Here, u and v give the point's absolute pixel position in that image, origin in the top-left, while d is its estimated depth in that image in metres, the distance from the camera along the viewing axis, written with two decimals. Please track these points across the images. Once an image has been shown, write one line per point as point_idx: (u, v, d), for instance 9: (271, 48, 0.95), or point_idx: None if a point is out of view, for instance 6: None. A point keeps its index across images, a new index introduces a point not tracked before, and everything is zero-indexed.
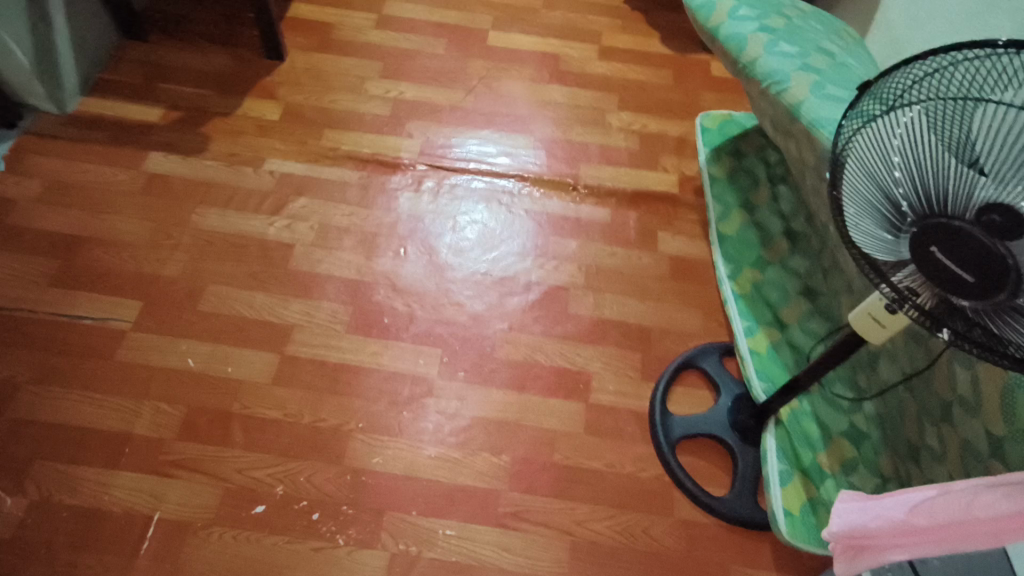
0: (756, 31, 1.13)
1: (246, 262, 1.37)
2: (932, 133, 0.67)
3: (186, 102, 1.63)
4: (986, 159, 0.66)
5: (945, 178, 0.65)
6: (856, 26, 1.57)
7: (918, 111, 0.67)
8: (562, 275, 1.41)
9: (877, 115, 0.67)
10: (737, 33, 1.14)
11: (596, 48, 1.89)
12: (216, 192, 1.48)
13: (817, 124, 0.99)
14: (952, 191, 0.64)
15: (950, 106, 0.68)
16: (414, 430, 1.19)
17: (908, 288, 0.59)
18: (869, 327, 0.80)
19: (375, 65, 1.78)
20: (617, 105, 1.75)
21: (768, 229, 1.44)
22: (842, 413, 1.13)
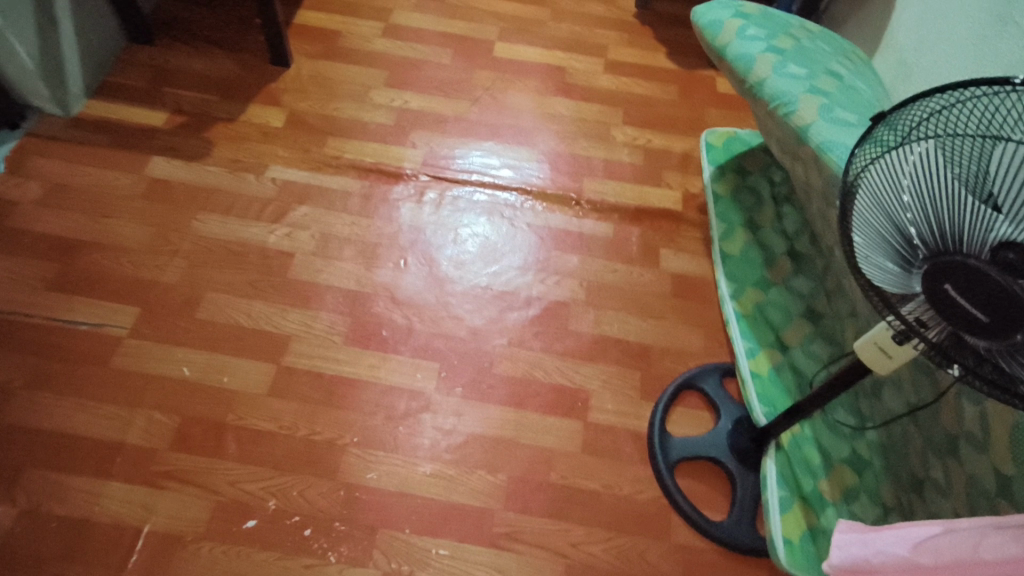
0: (764, 52, 1.12)
1: (245, 270, 1.36)
2: (946, 167, 0.66)
3: (190, 106, 1.63)
4: (1002, 197, 0.65)
5: (959, 215, 0.63)
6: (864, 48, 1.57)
7: (932, 144, 0.66)
8: (562, 291, 1.40)
9: (891, 147, 0.66)
10: (745, 52, 1.13)
11: (602, 61, 1.88)
12: (218, 198, 1.47)
13: (825, 149, 0.98)
14: (968, 228, 0.62)
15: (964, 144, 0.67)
16: (410, 445, 1.18)
17: (917, 320, 0.58)
18: (875, 356, 0.79)
19: (380, 74, 1.77)
20: (622, 119, 1.74)
21: (772, 249, 1.43)
22: (844, 439, 1.12)
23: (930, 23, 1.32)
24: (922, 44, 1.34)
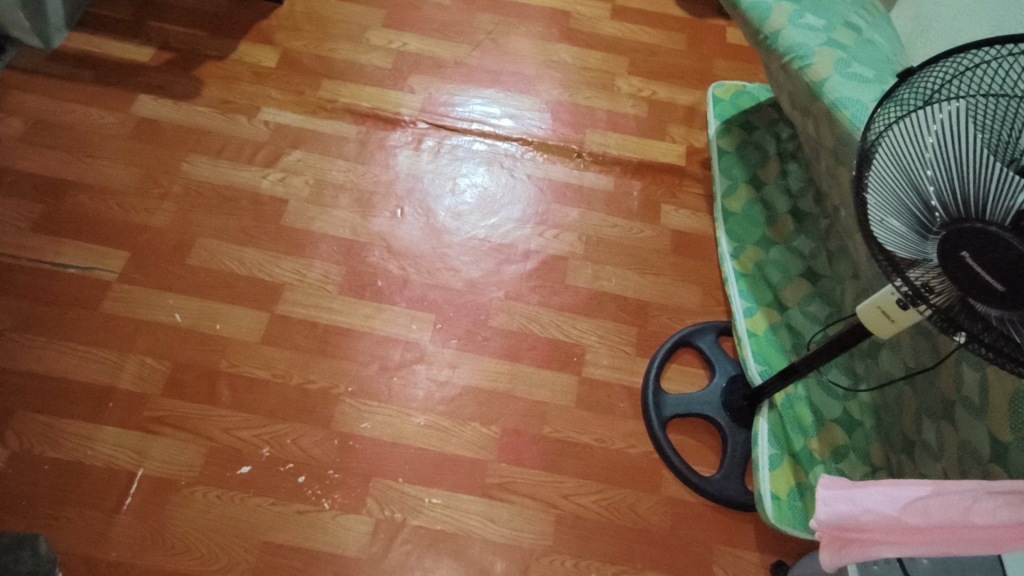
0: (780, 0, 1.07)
1: (237, 215, 1.33)
2: (973, 130, 0.62)
3: (178, 42, 1.56)
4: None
5: (983, 179, 0.60)
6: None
7: (960, 105, 0.63)
8: (561, 244, 1.38)
9: (913, 108, 0.63)
10: (760, 1, 1.07)
11: (609, 6, 1.80)
12: (209, 140, 1.42)
13: (839, 105, 0.95)
14: (992, 195, 0.60)
15: (988, 105, 0.63)
16: (404, 396, 1.17)
17: (924, 285, 0.56)
18: (877, 320, 0.80)
19: (377, 13, 1.69)
20: (627, 68, 1.68)
21: (775, 206, 1.40)
22: (836, 399, 1.12)
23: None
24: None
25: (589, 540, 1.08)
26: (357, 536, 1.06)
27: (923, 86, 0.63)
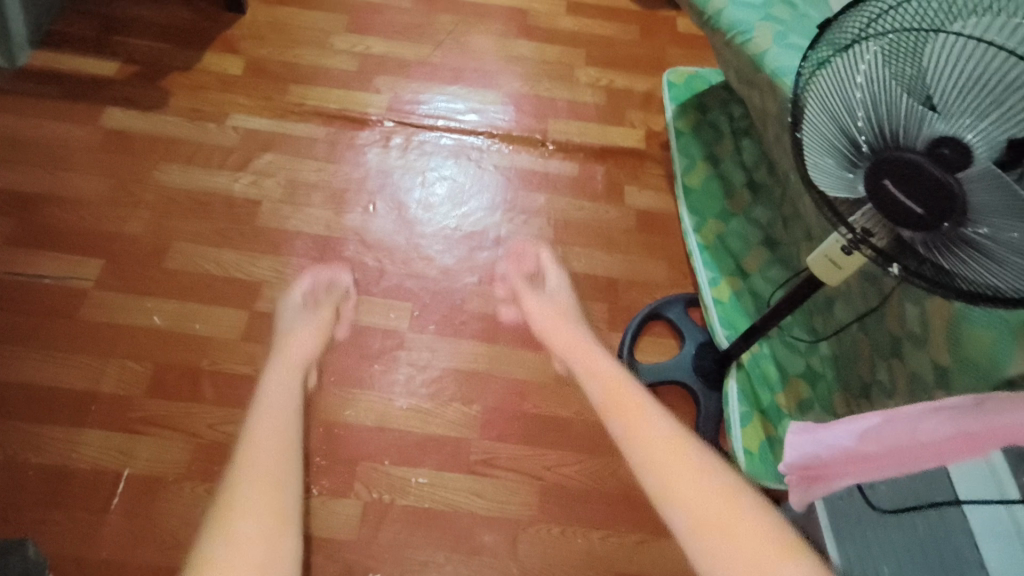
0: None
1: (211, 219, 1.35)
2: (891, 67, 0.65)
3: (142, 55, 1.57)
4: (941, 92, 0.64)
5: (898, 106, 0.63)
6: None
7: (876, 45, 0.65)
8: (530, 230, 1.42)
9: (831, 55, 0.66)
10: None
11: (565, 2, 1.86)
12: (178, 147, 1.44)
13: (780, 73, 1.00)
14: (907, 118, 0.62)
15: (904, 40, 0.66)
16: (386, 382, 1.20)
17: (864, 228, 0.62)
18: (825, 268, 0.86)
19: (339, 18, 1.73)
20: (586, 60, 1.74)
21: (732, 181, 1.46)
22: (800, 355, 1.16)
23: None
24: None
25: (573, 507, 1.12)
26: (346, 518, 1.08)
27: (839, 38, 0.67)
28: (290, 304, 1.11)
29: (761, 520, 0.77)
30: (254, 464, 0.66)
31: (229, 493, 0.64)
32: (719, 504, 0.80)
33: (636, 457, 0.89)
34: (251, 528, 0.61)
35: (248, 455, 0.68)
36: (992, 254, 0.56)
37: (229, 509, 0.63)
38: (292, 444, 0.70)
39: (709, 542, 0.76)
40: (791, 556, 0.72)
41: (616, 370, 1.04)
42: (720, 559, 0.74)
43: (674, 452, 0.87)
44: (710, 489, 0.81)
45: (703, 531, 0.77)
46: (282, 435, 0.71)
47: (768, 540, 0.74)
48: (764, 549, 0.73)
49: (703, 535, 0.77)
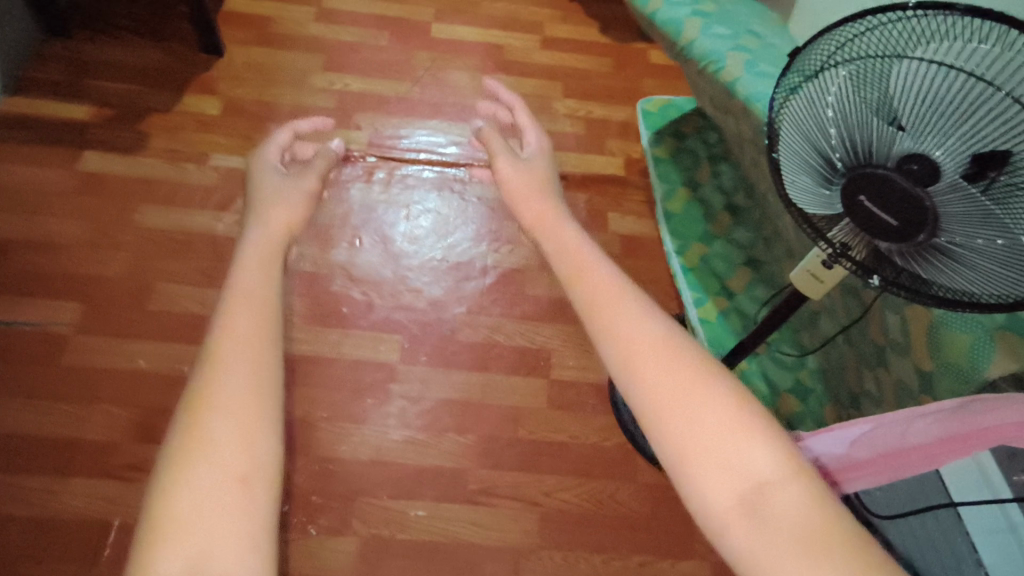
0: (691, 15, 1.19)
1: (195, 258, 1.34)
2: (859, 91, 0.67)
3: (119, 99, 1.57)
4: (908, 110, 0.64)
5: (868, 127, 0.65)
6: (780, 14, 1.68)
7: (845, 69, 0.68)
8: (516, 257, 1.44)
9: (801, 82, 0.71)
10: (674, 17, 1.19)
11: (538, 38, 1.93)
12: (158, 188, 1.44)
13: (752, 99, 1.05)
14: (876, 139, 0.65)
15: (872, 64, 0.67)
16: (380, 415, 1.19)
17: (842, 242, 0.67)
18: (808, 282, 0.89)
19: (317, 58, 1.76)
20: (561, 93, 1.79)
21: (712, 204, 1.51)
22: (788, 370, 1.18)
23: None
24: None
25: (574, 533, 1.12)
26: (345, 557, 1.06)
27: (807, 66, 0.71)
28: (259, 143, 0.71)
29: (696, 363, 0.41)
30: (231, 289, 0.44)
31: (199, 370, 0.40)
32: (683, 348, 0.43)
33: (544, 244, 0.53)
34: (225, 420, 0.38)
35: (228, 287, 0.45)
36: (964, 260, 0.59)
37: (201, 385, 0.39)
38: (275, 290, 0.46)
39: (647, 369, 0.41)
40: (759, 417, 0.40)
41: (541, 180, 0.62)
42: (681, 432, 0.39)
43: (592, 265, 0.48)
44: (644, 315, 0.44)
45: (639, 371, 0.41)
46: (261, 271, 0.47)
47: (716, 390, 0.40)
48: (755, 427, 0.39)
49: (620, 360, 0.42)
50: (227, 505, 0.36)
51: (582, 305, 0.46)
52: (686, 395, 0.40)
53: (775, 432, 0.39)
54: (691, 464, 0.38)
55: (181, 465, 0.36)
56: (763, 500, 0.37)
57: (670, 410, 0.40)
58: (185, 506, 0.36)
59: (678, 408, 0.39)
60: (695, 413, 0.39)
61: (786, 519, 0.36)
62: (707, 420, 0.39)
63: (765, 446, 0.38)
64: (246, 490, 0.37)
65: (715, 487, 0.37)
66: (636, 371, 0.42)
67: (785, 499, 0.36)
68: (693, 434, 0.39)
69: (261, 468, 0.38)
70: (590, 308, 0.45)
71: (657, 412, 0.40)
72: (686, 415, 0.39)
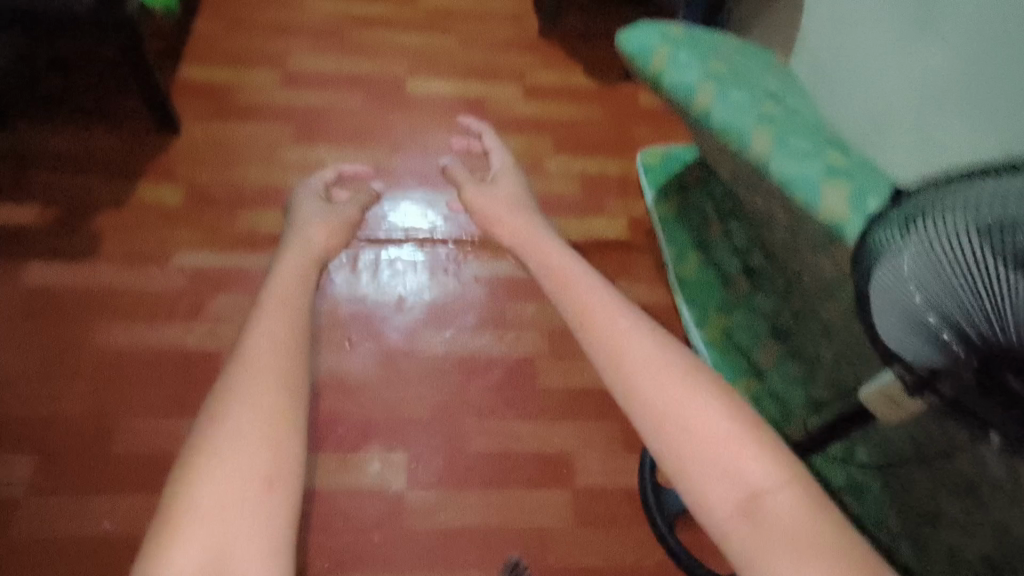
0: (702, 78, 1.10)
1: (165, 383, 1.19)
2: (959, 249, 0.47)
3: (65, 195, 1.40)
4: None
5: (971, 297, 0.46)
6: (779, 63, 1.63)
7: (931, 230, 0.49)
8: (524, 347, 1.33)
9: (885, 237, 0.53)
10: (683, 80, 1.10)
11: (520, 88, 1.81)
12: (117, 300, 1.28)
13: (790, 183, 0.93)
14: (990, 312, 0.44)
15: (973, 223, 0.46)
16: (393, 555, 1.07)
17: (925, 371, 0.52)
18: (884, 405, 0.77)
19: (284, 128, 1.62)
20: (552, 148, 1.68)
21: (725, 268, 1.39)
22: (838, 467, 1.08)
23: (841, 49, 1.28)
24: (832, 68, 1.30)
25: None
26: None
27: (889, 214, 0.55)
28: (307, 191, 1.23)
29: (690, 382, 0.54)
30: (262, 339, 0.55)
31: (232, 377, 0.51)
32: (683, 373, 0.55)
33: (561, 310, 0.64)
34: (250, 417, 0.49)
35: (252, 334, 0.55)
36: None
37: (224, 419, 0.49)
38: (306, 333, 0.58)
39: (639, 379, 0.55)
40: (751, 434, 0.51)
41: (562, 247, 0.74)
42: (672, 442, 0.52)
43: (604, 318, 0.60)
44: (642, 343, 0.57)
45: (642, 397, 0.54)
46: (292, 314, 0.58)
47: (707, 405, 0.53)
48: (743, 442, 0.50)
49: (624, 393, 0.55)
50: (248, 499, 0.46)
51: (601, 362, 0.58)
52: (690, 407, 0.53)
53: (761, 448, 0.50)
54: (691, 475, 0.50)
55: (208, 461, 0.47)
56: (761, 508, 0.47)
57: (680, 436, 0.51)
58: (204, 480, 0.46)
59: (673, 416, 0.52)
60: (703, 436, 0.51)
61: (784, 521, 0.46)
62: (703, 435, 0.51)
63: (760, 458, 0.49)
64: (274, 491, 0.47)
65: (718, 493, 0.48)
66: (633, 402, 0.55)
67: (780, 503, 0.47)
68: (694, 447, 0.51)
69: (281, 472, 0.48)
70: (613, 360, 0.57)
71: (668, 426, 0.52)
72: (687, 431, 0.51)
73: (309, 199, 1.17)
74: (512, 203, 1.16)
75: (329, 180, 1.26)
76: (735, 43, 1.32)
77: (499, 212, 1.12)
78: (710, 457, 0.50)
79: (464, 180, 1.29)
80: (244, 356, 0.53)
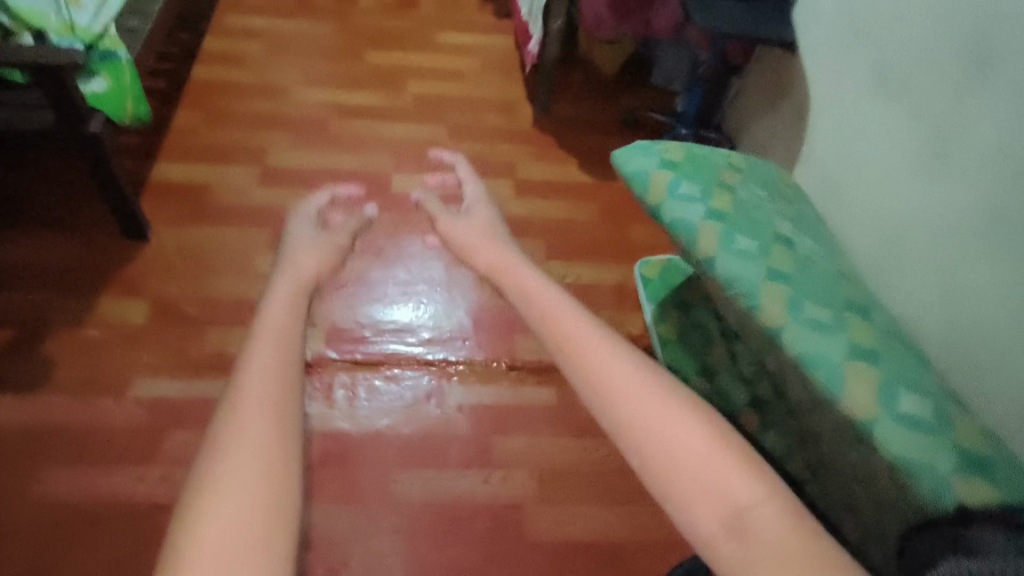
0: (704, 218, 1.04)
1: (111, 542, 1.08)
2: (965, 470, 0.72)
3: (19, 314, 1.31)
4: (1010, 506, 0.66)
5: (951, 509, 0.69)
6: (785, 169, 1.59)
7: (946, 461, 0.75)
8: (512, 489, 1.24)
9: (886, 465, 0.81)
10: (684, 218, 1.06)
11: (512, 182, 1.73)
12: (65, 440, 1.17)
13: (806, 359, 0.83)
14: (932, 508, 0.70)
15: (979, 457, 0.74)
16: None
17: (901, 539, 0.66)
18: None
19: (261, 232, 1.53)
20: (545, 252, 1.59)
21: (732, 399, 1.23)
22: None
23: (867, 167, 1.30)
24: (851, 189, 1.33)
25: None
26: None
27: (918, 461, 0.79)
28: (307, 217, 1.32)
29: (665, 395, 0.55)
30: (256, 354, 0.54)
31: (221, 421, 0.48)
32: (644, 381, 0.56)
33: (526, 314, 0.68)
34: (247, 449, 0.46)
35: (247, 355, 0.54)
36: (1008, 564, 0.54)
37: (238, 409, 0.48)
38: (303, 339, 0.58)
39: (611, 399, 0.56)
40: (723, 447, 0.51)
41: (558, 293, 0.68)
42: (649, 457, 0.52)
43: (571, 325, 0.62)
44: (623, 364, 0.58)
45: (618, 406, 0.55)
46: (282, 340, 0.56)
47: (668, 404, 0.54)
48: (724, 462, 0.50)
49: (603, 408, 0.56)
50: (247, 528, 0.42)
51: (564, 360, 0.61)
52: (652, 414, 0.54)
53: (758, 470, 0.50)
54: (676, 499, 0.49)
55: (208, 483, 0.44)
56: (746, 526, 0.46)
57: (656, 450, 0.52)
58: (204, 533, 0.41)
59: (652, 431, 0.53)
60: (666, 441, 0.52)
61: (769, 537, 0.45)
62: (679, 448, 0.51)
63: (743, 477, 0.49)
64: (276, 512, 0.44)
65: (701, 508, 0.48)
66: (615, 414, 0.56)
67: (764, 518, 0.46)
68: (667, 450, 0.51)
69: (279, 496, 0.44)
70: (580, 370, 0.59)
71: (645, 440, 0.52)
72: (660, 433, 0.52)
73: (305, 228, 1.23)
74: (504, 244, 1.04)
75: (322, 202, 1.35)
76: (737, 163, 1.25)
77: (480, 242, 1.03)
78: (702, 479, 0.49)
79: (438, 211, 1.18)
80: (233, 384, 0.50)
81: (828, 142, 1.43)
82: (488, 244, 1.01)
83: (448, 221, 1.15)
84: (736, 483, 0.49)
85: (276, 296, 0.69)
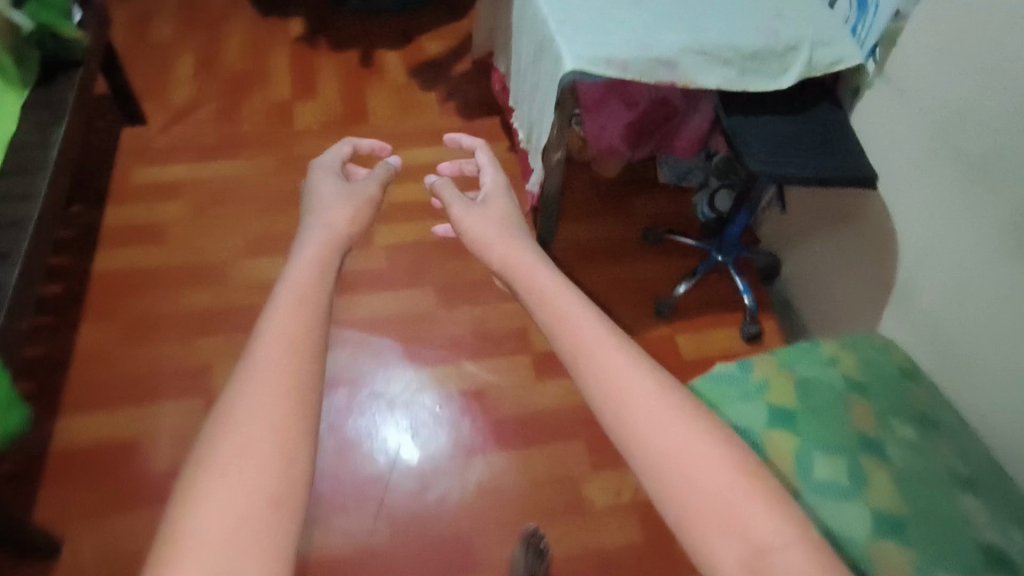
0: (873, 537, 0.74)
1: None
2: None
3: None
4: None
5: None
6: (863, 313, 1.29)
7: None
8: None
9: None
10: (844, 536, 0.75)
11: (530, 360, 1.42)
12: None
13: None
14: None
15: None
16: None
17: None
18: None
19: None
20: (588, 460, 1.28)
21: None
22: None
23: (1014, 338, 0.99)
24: (981, 364, 1.04)
25: None
26: None
27: None
28: (324, 171, 0.87)
29: (674, 408, 0.51)
30: (273, 332, 0.48)
31: (231, 395, 0.44)
32: (656, 400, 0.52)
33: (539, 321, 0.62)
34: (265, 425, 0.43)
35: (264, 327, 0.49)
36: None
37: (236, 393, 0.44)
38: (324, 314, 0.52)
39: (633, 422, 0.51)
40: (743, 469, 0.48)
41: (559, 276, 0.66)
42: (680, 497, 0.47)
43: (576, 321, 0.58)
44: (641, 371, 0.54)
45: (636, 436, 0.50)
46: (309, 316, 0.50)
47: (696, 436, 0.50)
48: (745, 495, 0.47)
49: (615, 408, 0.53)
50: (260, 504, 0.40)
51: (564, 347, 0.57)
52: (675, 440, 0.49)
53: (763, 485, 0.48)
54: (696, 526, 0.46)
55: (206, 480, 0.40)
56: (769, 568, 0.44)
57: (678, 474, 0.48)
58: (187, 537, 0.38)
59: (664, 454, 0.49)
60: (683, 463, 0.48)
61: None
62: (699, 478, 0.47)
63: (765, 513, 0.46)
64: (279, 512, 0.40)
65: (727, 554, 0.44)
66: (630, 428, 0.51)
67: (788, 560, 0.44)
68: (687, 480, 0.47)
69: (293, 487, 0.41)
70: (584, 371, 0.55)
71: (659, 467, 0.48)
72: (676, 459, 0.48)
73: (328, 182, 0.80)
74: (515, 236, 0.82)
75: (350, 149, 0.90)
76: (852, 373, 0.95)
77: (499, 239, 0.81)
78: (710, 502, 0.46)
79: (452, 197, 0.94)
80: (251, 351, 0.47)
81: (937, 291, 1.11)
82: (509, 241, 0.80)
83: (462, 207, 0.92)
84: (758, 516, 0.46)
85: (306, 253, 0.60)
